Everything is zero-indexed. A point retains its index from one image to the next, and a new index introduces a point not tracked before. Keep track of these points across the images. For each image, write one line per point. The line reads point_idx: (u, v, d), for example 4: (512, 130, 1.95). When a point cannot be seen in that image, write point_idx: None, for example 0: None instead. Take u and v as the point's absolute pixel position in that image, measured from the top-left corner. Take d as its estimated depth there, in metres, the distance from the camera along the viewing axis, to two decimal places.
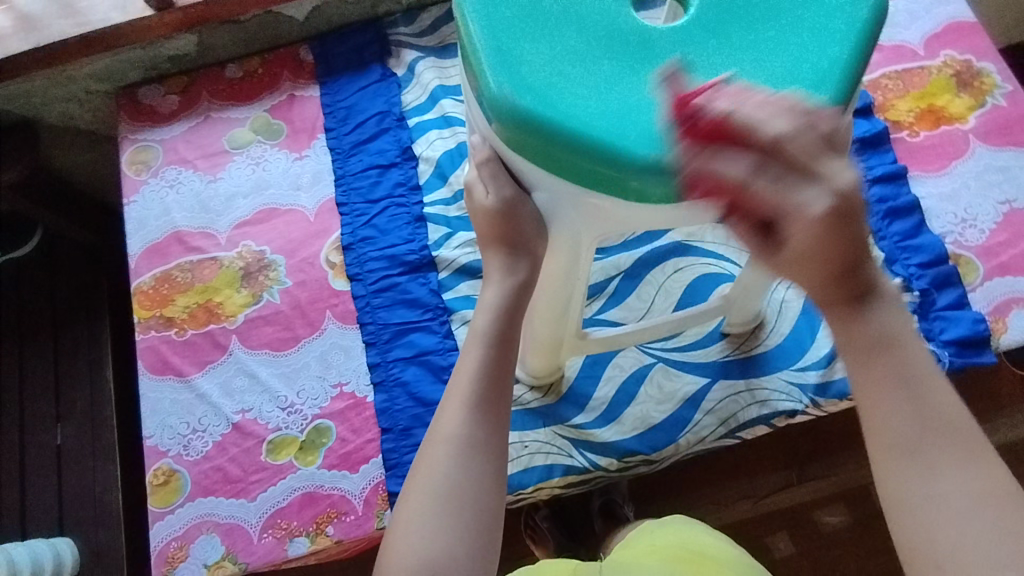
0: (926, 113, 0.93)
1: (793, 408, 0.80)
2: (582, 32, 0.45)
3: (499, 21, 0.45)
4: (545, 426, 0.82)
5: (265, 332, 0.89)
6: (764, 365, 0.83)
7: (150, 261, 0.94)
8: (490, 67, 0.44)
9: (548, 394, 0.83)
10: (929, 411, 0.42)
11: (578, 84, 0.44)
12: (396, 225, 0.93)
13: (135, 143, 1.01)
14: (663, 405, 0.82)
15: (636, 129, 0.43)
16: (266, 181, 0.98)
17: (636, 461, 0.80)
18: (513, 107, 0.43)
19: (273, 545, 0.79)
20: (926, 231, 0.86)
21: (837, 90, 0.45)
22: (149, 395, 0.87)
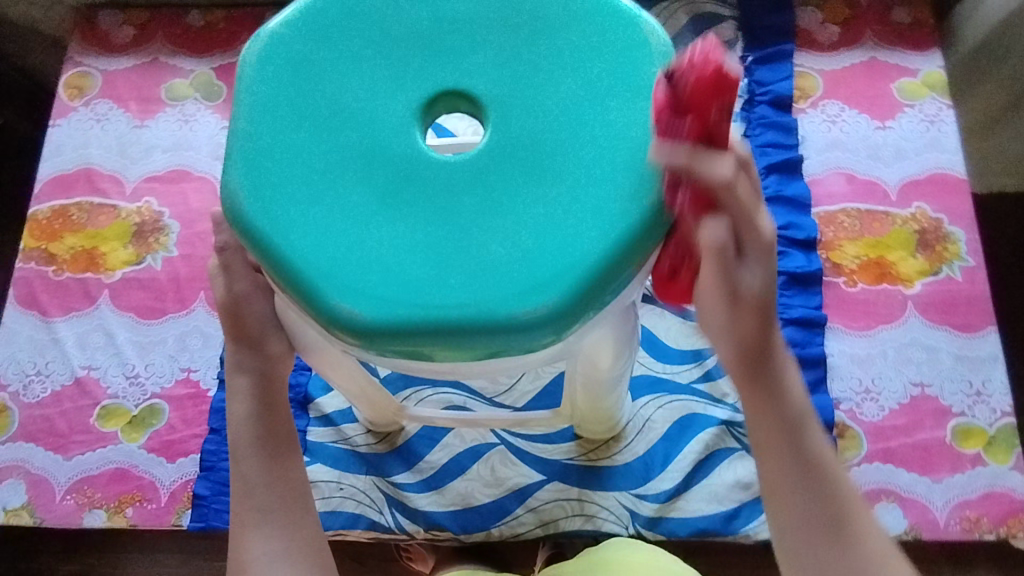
0: (872, 265, 0.85)
1: (617, 532, 0.77)
2: (346, 145, 0.44)
3: (265, 110, 0.45)
4: (365, 475, 0.79)
5: (135, 295, 0.88)
6: (605, 480, 0.78)
7: (53, 192, 0.93)
8: (236, 157, 0.45)
9: (381, 442, 0.81)
10: (827, 494, 0.50)
11: (308, 203, 0.44)
12: None
13: (78, 67, 0.99)
14: (489, 489, 0.79)
15: (340, 268, 0.43)
16: (188, 142, 0.95)
17: (445, 537, 0.78)
18: (241, 205, 0.44)
19: (72, 509, 0.79)
20: (822, 390, 0.80)
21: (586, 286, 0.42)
22: (8, 326, 0.87)
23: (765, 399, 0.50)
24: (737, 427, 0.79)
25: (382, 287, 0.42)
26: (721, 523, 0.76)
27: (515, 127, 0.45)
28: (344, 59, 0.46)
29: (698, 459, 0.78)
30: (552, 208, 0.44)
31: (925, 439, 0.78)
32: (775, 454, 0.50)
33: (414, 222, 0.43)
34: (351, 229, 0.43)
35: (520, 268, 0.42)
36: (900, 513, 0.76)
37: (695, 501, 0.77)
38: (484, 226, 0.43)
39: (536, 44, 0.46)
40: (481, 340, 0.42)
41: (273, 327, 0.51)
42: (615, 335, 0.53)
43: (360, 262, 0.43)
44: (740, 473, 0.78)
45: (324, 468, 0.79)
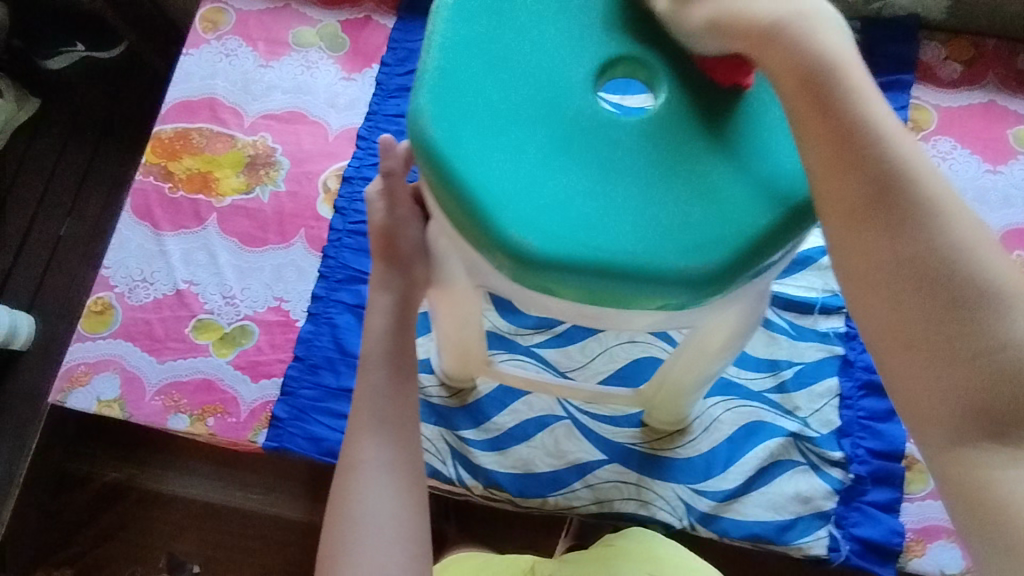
0: None
1: (670, 523, 0.78)
2: (528, 96, 0.49)
3: (459, 53, 0.50)
4: (433, 425, 0.82)
5: (241, 222, 0.92)
6: (665, 470, 0.80)
7: (179, 114, 0.98)
8: (427, 87, 0.49)
9: (453, 397, 0.83)
10: (921, 238, 0.41)
11: (490, 138, 0.48)
12: None
13: (215, 3, 1.04)
14: (551, 459, 0.80)
15: (518, 201, 0.46)
16: (308, 87, 0.99)
17: (501, 497, 0.80)
18: (426, 128, 0.47)
19: (159, 410, 0.84)
20: (896, 420, 0.80)
21: (738, 252, 0.46)
22: (121, 231, 0.92)
23: (832, 119, 0.44)
24: (805, 441, 0.79)
25: (555, 224, 0.46)
26: (775, 531, 0.76)
27: (680, 109, 0.51)
28: (532, 23, 0.52)
29: (761, 465, 0.78)
30: (711, 180, 0.48)
31: None
32: (854, 192, 0.43)
33: (584, 172, 0.48)
34: (530, 168, 0.47)
35: (678, 227, 0.47)
36: (958, 553, 0.75)
37: (751, 506, 0.78)
38: (647, 184, 0.48)
39: (699, 45, 0.53)
40: (638, 286, 0.46)
41: (421, 255, 0.58)
42: (742, 316, 0.55)
43: (532, 196, 0.47)
44: (801, 487, 0.78)
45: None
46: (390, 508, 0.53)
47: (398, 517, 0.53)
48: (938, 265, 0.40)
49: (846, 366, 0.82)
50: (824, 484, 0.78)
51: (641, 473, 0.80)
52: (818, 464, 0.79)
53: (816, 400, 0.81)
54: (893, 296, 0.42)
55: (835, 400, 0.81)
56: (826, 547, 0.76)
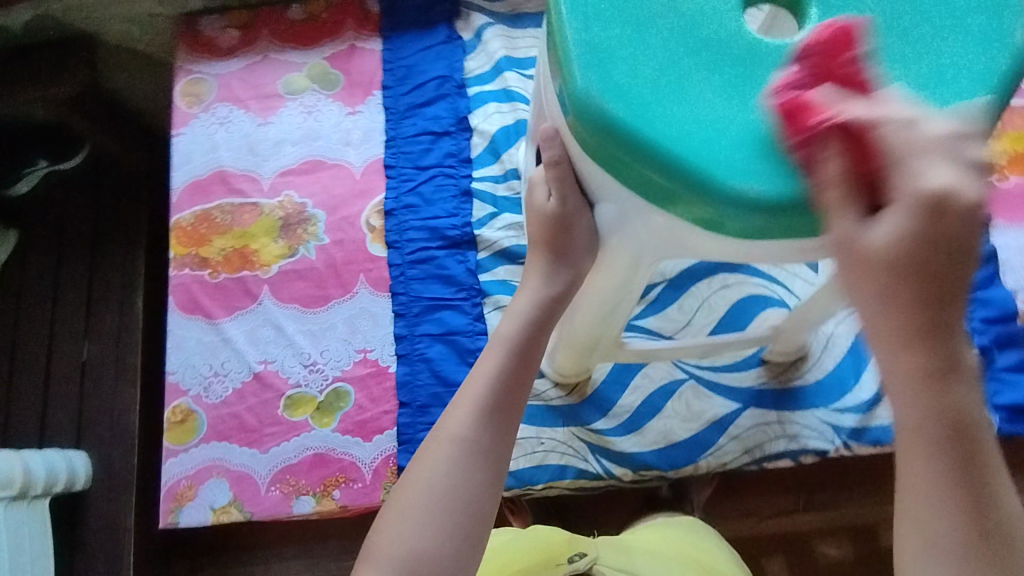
0: (1020, 158, 0.86)
1: (822, 448, 0.78)
2: (686, 34, 0.43)
3: (593, 11, 0.44)
4: (563, 427, 0.80)
5: (296, 286, 0.88)
6: (801, 399, 0.79)
7: (192, 198, 0.93)
8: (577, 59, 0.43)
9: (572, 394, 0.81)
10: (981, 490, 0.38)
11: (669, 95, 0.42)
12: (441, 196, 0.90)
13: (190, 75, 0.99)
14: (689, 424, 0.79)
15: (729, 153, 0.42)
16: (316, 132, 0.95)
17: (652, 475, 0.79)
18: (598, 107, 0.42)
19: (280, 499, 0.80)
20: (998, 284, 0.81)
21: (956, 140, 0.44)
22: (175, 332, 0.87)
23: (937, 392, 0.37)
24: None
25: (780, 166, 0.42)
26: None
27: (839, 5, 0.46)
28: None
29: None
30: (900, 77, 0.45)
31: None
32: (931, 455, 0.38)
33: None
34: (726, 115, 0.42)
35: None
36: None
37: (895, 408, 0.78)
38: None
39: None
40: None
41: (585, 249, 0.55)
42: None
43: (738, 143, 0.42)
44: None
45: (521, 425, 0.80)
46: (458, 481, 0.51)
47: (463, 492, 0.51)
48: (992, 527, 0.38)
49: None
50: None
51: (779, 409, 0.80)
52: None
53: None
54: (938, 508, 0.38)
55: None
56: None
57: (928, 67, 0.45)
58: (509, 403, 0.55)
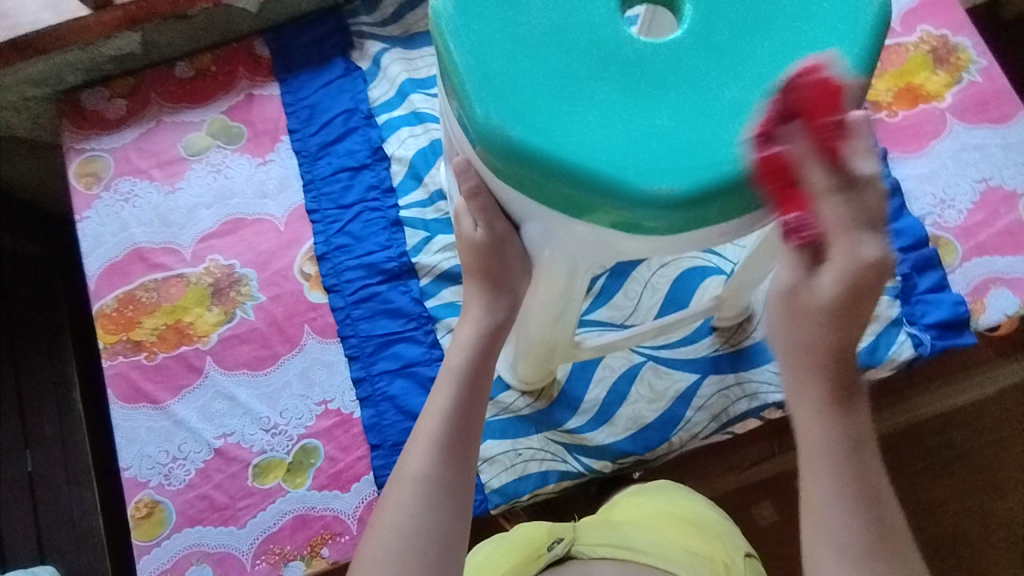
0: (904, 92, 0.92)
1: (782, 399, 0.81)
2: (572, 50, 0.44)
3: (478, 42, 0.44)
4: (537, 434, 0.81)
5: (241, 351, 0.86)
6: (754, 358, 0.83)
7: (110, 282, 0.89)
8: (473, 94, 0.43)
9: (539, 399, 0.82)
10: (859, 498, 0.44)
11: (567, 114, 0.43)
12: (372, 231, 0.89)
13: (83, 154, 0.94)
14: (655, 404, 0.82)
15: (634, 158, 0.43)
16: (229, 190, 0.92)
17: (631, 461, 0.81)
18: (501, 137, 0.43)
19: (268, 570, 0.78)
20: (907, 214, 0.87)
21: (849, 100, 0.45)
22: (123, 425, 0.83)
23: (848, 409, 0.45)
24: None
25: (681, 161, 0.43)
26: (868, 356, 0.81)
27: None
28: None
29: None
30: (789, 49, 0.45)
31: (1007, 225, 0.86)
32: (826, 459, 0.45)
33: (674, 99, 0.44)
34: (623, 121, 0.43)
35: None
36: (1009, 293, 0.84)
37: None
38: (734, 79, 0.44)
39: None
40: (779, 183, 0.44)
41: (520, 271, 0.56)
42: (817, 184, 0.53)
43: (639, 148, 0.43)
44: None
45: (496, 442, 0.80)
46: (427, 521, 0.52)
47: (430, 530, 0.52)
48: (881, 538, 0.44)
49: None
50: (882, 296, 0.84)
51: (735, 371, 0.83)
52: None
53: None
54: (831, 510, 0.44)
55: None
56: (913, 347, 0.82)
57: (817, 31, 0.45)
58: (472, 422, 0.55)
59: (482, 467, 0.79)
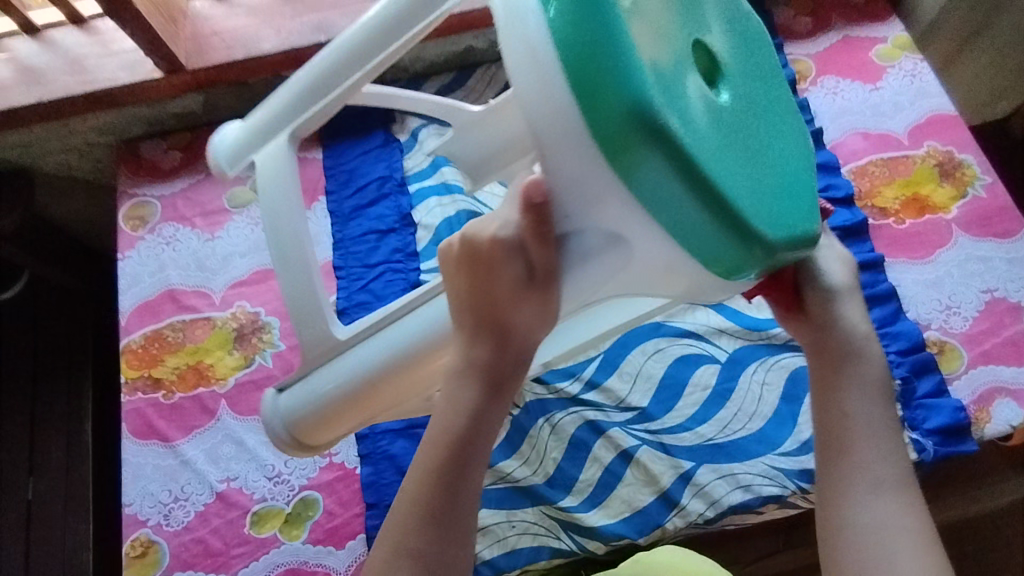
0: (912, 201, 0.96)
1: (778, 494, 0.80)
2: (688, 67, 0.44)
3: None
4: (533, 507, 0.81)
5: (254, 397, 0.88)
6: (751, 448, 0.83)
7: (141, 319, 0.94)
8: (604, 50, 0.38)
9: (536, 471, 0.83)
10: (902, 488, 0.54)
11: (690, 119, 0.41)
12: (393, 290, 0.92)
13: (134, 199, 1.01)
14: (648, 488, 0.81)
15: (737, 183, 0.42)
16: (264, 242, 0.98)
17: (624, 544, 0.80)
18: (633, 107, 0.38)
19: None
20: (902, 317, 0.89)
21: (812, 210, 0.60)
22: (131, 460, 0.85)
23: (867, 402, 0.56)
24: None
25: (767, 205, 0.44)
26: None
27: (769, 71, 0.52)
28: None
29: None
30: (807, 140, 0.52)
31: (1011, 335, 0.88)
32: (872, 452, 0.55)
33: (752, 149, 0.46)
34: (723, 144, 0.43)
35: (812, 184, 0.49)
36: (1013, 404, 0.84)
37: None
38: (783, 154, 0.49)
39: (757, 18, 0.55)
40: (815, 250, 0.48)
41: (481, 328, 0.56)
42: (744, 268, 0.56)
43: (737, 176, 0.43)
44: None
45: (490, 513, 0.80)
46: None
47: None
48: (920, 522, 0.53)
49: None
50: None
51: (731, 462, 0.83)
52: None
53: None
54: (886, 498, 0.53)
55: None
56: (915, 452, 0.82)
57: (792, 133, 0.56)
58: None
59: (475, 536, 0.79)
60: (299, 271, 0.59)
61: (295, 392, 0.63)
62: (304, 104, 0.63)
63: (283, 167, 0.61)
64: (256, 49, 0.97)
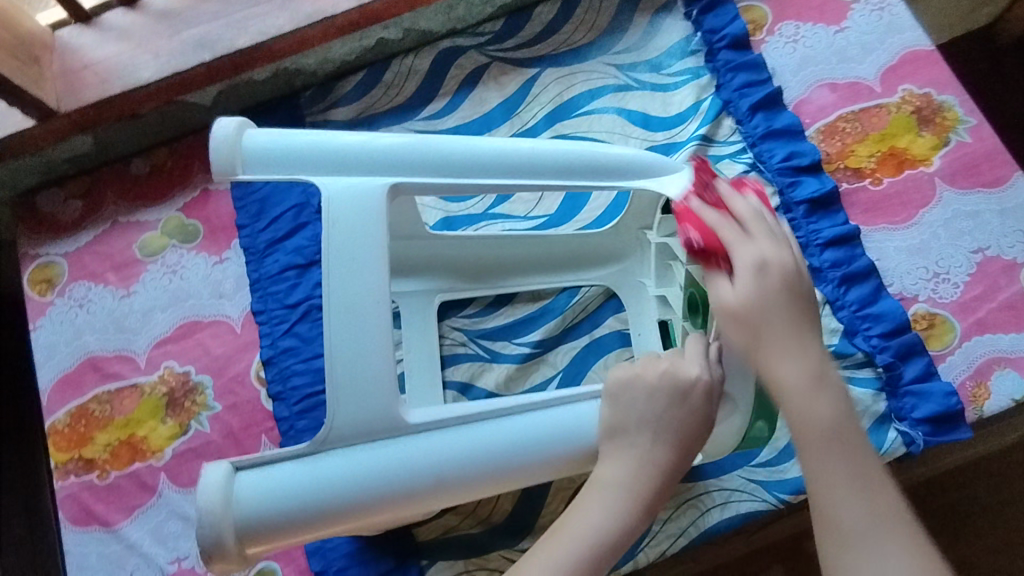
0: (888, 157, 0.87)
1: (758, 508, 0.76)
2: None
3: None
4: (492, 552, 0.75)
5: (196, 466, 0.82)
6: (725, 463, 0.78)
7: (63, 395, 0.86)
8: None
9: (494, 514, 0.77)
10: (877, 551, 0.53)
11: None
12: (319, 332, 0.84)
13: (38, 260, 0.92)
14: None
15: None
16: (184, 292, 0.89)
17: None
18: None
19: None
20: (885, 296, 0.81)
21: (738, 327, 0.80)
22: (74, 550, 0.80)
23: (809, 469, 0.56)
24: None
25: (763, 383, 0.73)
26: None
27: None
28: None
29: None
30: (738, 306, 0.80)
31: (1008, 298, 0.80)
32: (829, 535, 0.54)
33: None
34: None
35: None
36: (1015, 375, 0.77)
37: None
38: None
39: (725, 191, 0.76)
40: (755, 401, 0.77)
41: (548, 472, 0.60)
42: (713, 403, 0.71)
43: None
44: None
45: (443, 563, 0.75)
46: None
47: None
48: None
49: (818, 274, 0.83)
50: (865, 390, 0.79)
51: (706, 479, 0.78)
52: (847, 374, 0.80)
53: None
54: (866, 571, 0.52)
55: (826, 309, 0.82)
56: (903, 445, 0.76)
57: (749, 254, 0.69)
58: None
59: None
60: (363, 368, 0.55)
61: (271, 470, 0.53)
62: (416, 169, 0.59)
63: (367, 227, 0.57)
64: (135, 79, 0.87)
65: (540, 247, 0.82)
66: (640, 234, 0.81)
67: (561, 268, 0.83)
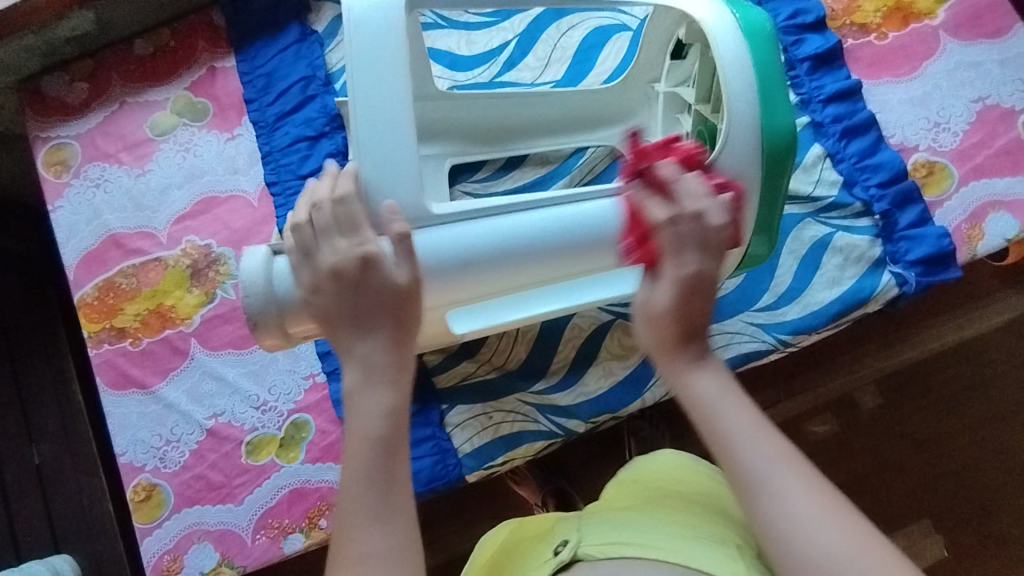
0: (893, 12, 0.87)
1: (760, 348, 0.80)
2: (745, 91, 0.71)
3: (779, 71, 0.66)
4: (509, 396, 0.81)
5: (225, 331, 0.85)
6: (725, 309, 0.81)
7: (88, 270, 0.87)
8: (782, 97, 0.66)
9: (507, 364, 0.82)
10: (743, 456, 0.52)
11: None
12: None
13: (50, 142, 0.92)
14: (626, 360, 0.82)
15: None
16: (199, 168, 0.90)
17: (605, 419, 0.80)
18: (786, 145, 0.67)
19: (269, 544, 0.79)
20: (883, 147, 0.83)
21: None
22: (114, 412, 0.83)
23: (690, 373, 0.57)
24: (825, 211, 0.83)
25: None
26: (851, 297, 0.79)
27: None
28: None
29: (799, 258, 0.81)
30: None
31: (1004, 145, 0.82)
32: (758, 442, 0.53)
33: None
34: None
35: None
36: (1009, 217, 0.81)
37: (819, 292, 0.80)
38: None
39: None
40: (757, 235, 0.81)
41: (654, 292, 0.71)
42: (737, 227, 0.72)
43: None
44: (848, 248, 0.81)
45: (462, 408, 0.80)
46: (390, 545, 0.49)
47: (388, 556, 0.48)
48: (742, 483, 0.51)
49: (818, 129, 0.84)
50: (863, 237, 0.81)
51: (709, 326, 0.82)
52: (848, 224, 0.82)
53: (812, 171, 0.83)
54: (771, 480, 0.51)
55: (827, 161, 0.83)
56: (896, 286, 0.80)
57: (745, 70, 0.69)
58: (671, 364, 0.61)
59: (454, 433, 0.79)
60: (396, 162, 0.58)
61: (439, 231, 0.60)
62: None
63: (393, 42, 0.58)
64: None
65: (550, 106, 0.83)
66: (648, 88, 0.82)
67: (572, 131, 0.85)
